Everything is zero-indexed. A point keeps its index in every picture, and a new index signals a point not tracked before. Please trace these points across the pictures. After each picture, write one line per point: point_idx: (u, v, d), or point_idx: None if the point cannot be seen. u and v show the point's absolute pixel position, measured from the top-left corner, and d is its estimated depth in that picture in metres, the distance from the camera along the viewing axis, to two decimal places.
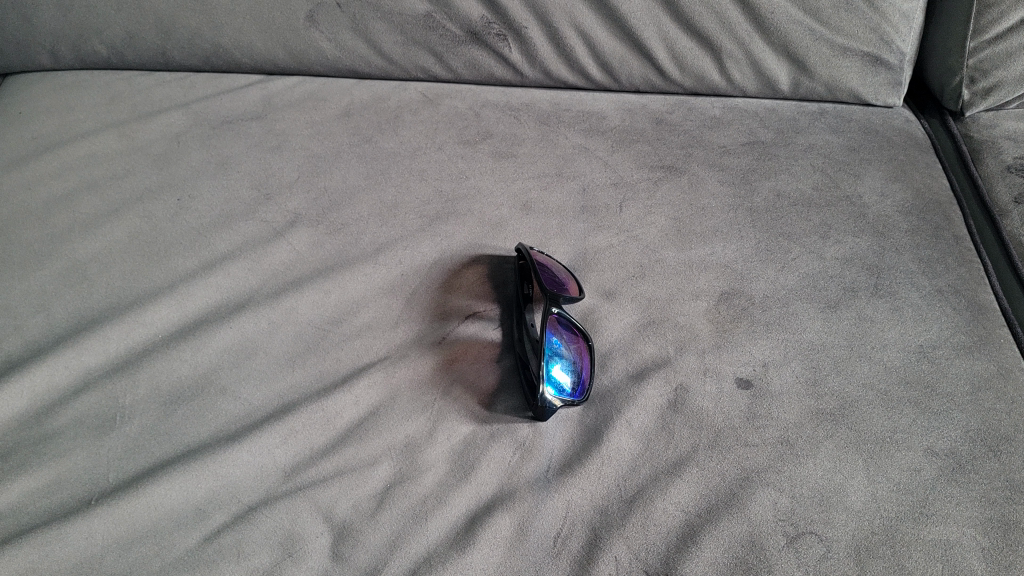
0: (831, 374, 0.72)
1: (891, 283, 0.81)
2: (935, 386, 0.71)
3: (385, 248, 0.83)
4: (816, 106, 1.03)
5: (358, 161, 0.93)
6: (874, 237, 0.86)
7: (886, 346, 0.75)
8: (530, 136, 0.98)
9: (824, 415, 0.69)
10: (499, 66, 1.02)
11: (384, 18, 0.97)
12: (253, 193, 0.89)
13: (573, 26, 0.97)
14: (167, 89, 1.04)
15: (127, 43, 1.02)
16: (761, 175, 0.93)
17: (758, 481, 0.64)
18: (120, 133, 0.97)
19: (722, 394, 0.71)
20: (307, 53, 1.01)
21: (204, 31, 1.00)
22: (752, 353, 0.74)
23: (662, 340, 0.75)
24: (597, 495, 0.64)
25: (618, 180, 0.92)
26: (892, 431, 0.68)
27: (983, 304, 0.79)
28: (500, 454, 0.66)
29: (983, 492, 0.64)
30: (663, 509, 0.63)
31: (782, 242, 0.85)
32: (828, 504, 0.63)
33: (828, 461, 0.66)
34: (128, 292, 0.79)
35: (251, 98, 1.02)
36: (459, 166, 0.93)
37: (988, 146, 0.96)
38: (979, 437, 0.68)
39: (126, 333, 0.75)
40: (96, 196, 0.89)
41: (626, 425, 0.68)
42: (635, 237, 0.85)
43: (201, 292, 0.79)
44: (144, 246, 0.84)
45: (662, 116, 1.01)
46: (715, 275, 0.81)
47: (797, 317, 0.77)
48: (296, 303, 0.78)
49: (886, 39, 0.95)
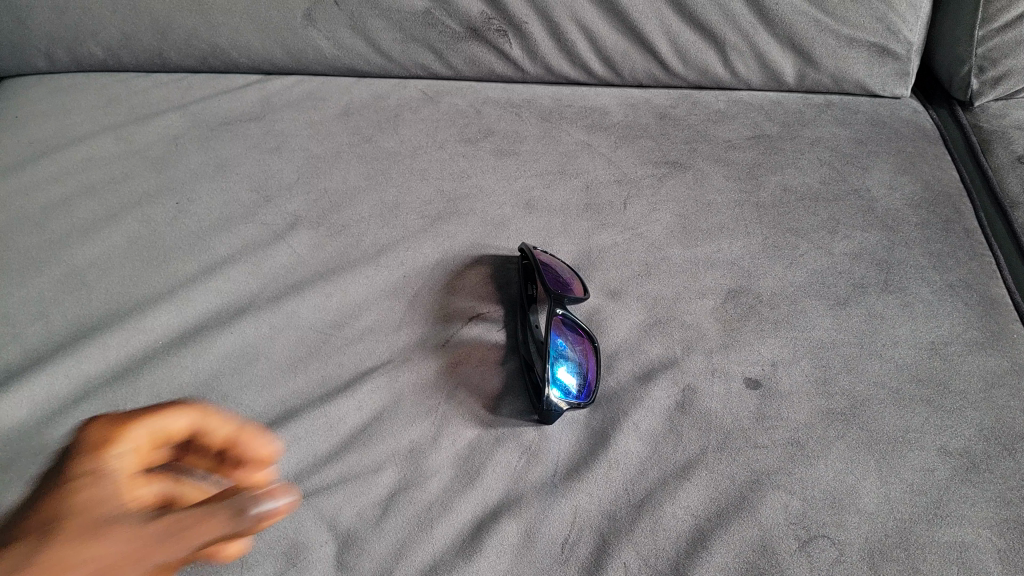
0: (842, 373, 0.71)
1: (901, 279, 0.79)
2: (947, 384, 0.70)
3: (386, 249, 0.82)
4: (822, 97, 1.01)
5: (358, 162, 0.92)
6: (882, 231, 0.84)
7: (897, 343, 0.74)
8: (531, 133, 0.96)
9: (835, 415, 0.68)
10: (499, 62, 1.01)
11: (383, 15, 0.96)
12: (252, 196, 0.88)
13: (574, 20, 0.95)
14: (163, 89, 1.02)
15: (123, 44, 1.01)
16: (767, 169, 0.91)
17: (768, 484, 0.63)
18: (116, 136, 0.95)
19: (731, 393, 0.70)
20: (304, 52, 1.00)
21: (201, 32, 0.99)
22: (761, 352, 0.73)
23: (669, 340, 0.74)
24: (603, 501, 0.63)
25: (621, 177, 0.90)
26: (904, 431, 0.67)
27: (995, 299, 0.78)
28: (506, 459, 0.65)
29: (998, 493, 0.63)
30: (672, 513, 0.62)
31: (788, 238, 0.83)
32: (840, 506, 0.62)
33: (838, 462, 0.65)
34: (128, 299, 0.78)
35: (249, 98, 1.01)
36: (460, 165, 0.92)
37: (998, 136, 0.94)
38: (993, 435, 0.67)
39: (126, 340, 0.74)
40: (94, 201, 0.87)
41: (632, 427, 0.67)
42: (640, 235, 0.84)
43: (200, 297, 0.78)
44: (143, 250, 0.82)
45: (665, 111, 0.99)
46: (722, 273, 0.80)
47: (805, 314, 0.76)
48: (297, 306, 0.77)
49: (893, 29, 0.94)
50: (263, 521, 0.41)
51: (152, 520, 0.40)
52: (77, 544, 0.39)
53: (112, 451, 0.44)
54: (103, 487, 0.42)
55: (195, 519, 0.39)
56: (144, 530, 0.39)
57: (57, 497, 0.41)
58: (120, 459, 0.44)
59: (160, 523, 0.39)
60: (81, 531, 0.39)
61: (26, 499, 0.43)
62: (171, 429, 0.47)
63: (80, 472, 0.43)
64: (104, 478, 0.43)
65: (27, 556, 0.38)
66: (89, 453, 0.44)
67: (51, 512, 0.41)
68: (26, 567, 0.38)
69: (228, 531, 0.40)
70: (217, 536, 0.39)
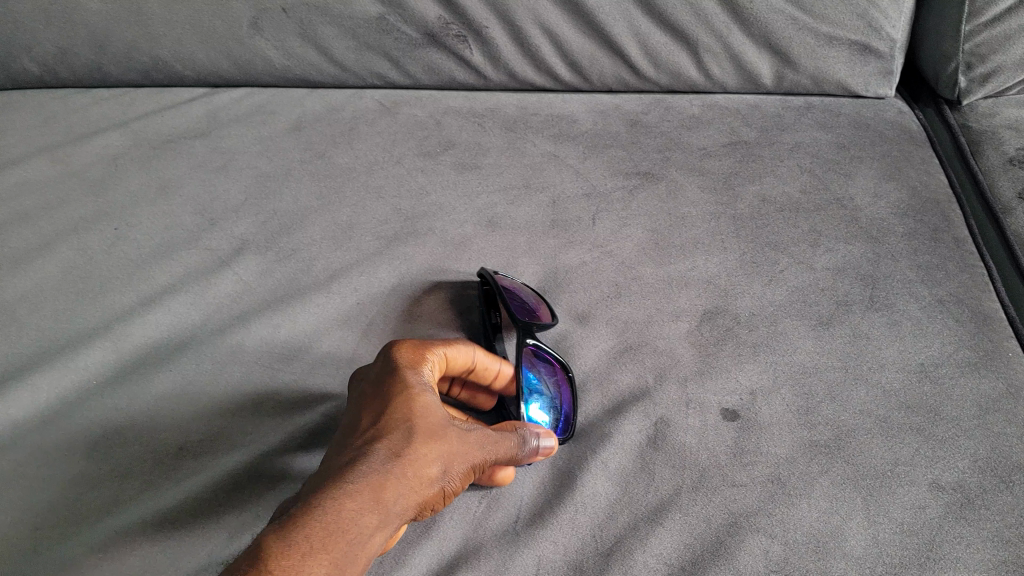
0: (824, 402, 0.66)
1: (887, 295, 0.74)
2: (938, 411, 0.65)
3: (338, 275, 0.77)
4: (802, 100, 0.97)
5: (310, 180, 0.87)
6: (867, 243, 0.79)
7: (884, 367, 0.69)
8: (495, 144, 0.91)
9: (819, 448, 0.63)
10: (461, 69, 0.95)
11: (334, 22, 0.91)
12: (195, 220, 0.83)
13: (537, 24, 0.90)
14: (104, 107, 0.97)
15: (59, 59, 0.95)
16: (744, 179, 0.86)
17: (746, 527, 0.58)
18: (53, 158, 0.89)
19: (707, 427, 0.64)
20: (253, 63, 0.95)
21: (141, 44, 0.93)
22: (739, 379, 0.68)
23: (641, 368, 0.69)
24: (569, 549, 0.57)
25: (590, 190, 0.85)
26: (893, 463, 0.62)
27: (988, 314, 0.73)
28: (465, 505, 0.60)
29: (996, 531, 0.58)
30: (643, 563, 0.56)
31: (767, 252, 0.78)
32: (825, 551, 0.56)
33: (823, 501, 0.59)
34: (58, 334, 0.72)
35: (195, 113, 0.96)
36: (419, 180, 0.87)
37: (988, 137, 0.90)
38: (989, 467, 0.62)
39: (57, 380, 0.67)
40: (27, 228, 0.81)
41: (601, 467, 0.62)
42: (610, 253, 0.79)
43: (138, 331, 0.72)
44: (77, 281, 0.76)
45: (636, 118, 0.94)
46: (697, 293, 0.75)
47: (785, 336, 0.71)
48: (242, 338, 0.71)
49: (875, 26, 0.89)
50: (538, 455, 0.57)
51: (472, 432, 0.55)
52: (432, 440, 0.53)
53: (425, 370, 0.58)
54: (429, 398, 0.56)
55: (497, 438, 0.55)
56: (469, 439, 0.54)
57: (401, 405, 0.55)
58: (430, 377, 0.58)
59: (478, 436, 0.55)
60: (429, 431, 0.53)
61: (355, 401, 0.58)
62: (455, 359, 0.61)
63: (415, 385, 0.56)
64: (428, 393, 0.56)
65: (399, 444, 0.52)
66: (413, 370, 0.57)
67: (402, 410, 0.54)
68: (402, 451, 0.52)
69: (516, 451, 0.57)
70: (511, 454, 0.56)
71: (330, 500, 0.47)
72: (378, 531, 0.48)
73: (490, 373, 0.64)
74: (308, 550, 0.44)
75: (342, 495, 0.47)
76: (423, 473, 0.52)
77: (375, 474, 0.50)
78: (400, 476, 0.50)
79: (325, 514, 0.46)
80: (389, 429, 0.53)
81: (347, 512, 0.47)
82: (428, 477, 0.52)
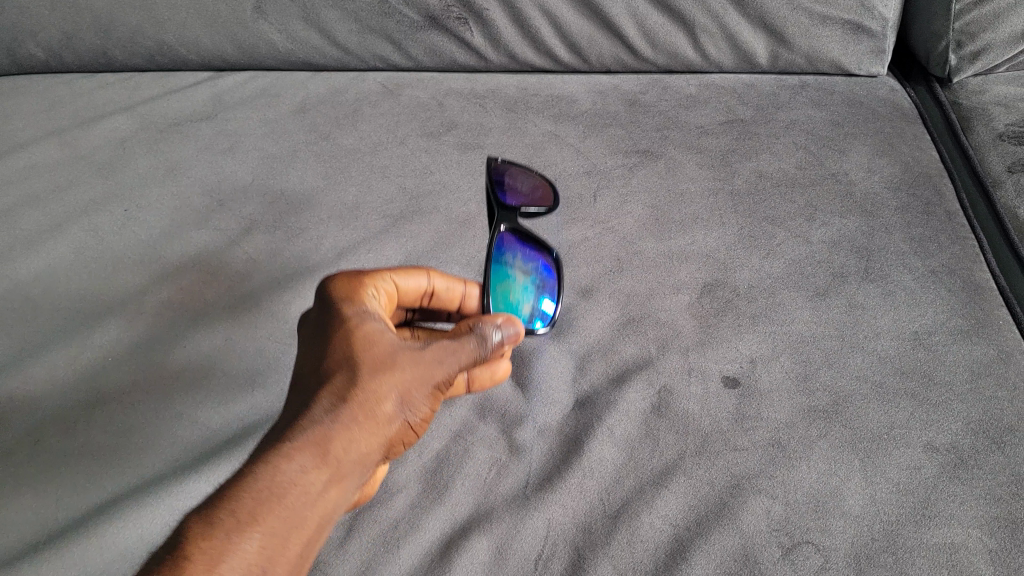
0: (822, 368, 0.68)
1: (882, 267, 0.76)
2: (932, 376, 0.68)
3: (346, 253, 0.78)
4: (796, 78, 0.98)
5: (315, 161, 0.88)
6: (862, 217, 0.81)
7: (879, 336, 0.71)
8: (496, 124, 0.93)
9: (817, 413, 0.65)
10: (462, 51, 0.97)
11: (336, 5, 0.93)
12: (204, 201, 0.84)
13: (536, 6, 0.92)
14: (110, 91, 0.98)
15: (65, 44, 0.97)
16: (740, 156, 0.88)
17: (748, 489, 0.60)
18: (61, 142, 0.91)
19: (709, 394, 0.66)
20: (257, 46, 0.96)
21: (146, 28, 0.95)
22: (739, 348, 0.70)
23: (643, 339, 0.71)
24: (577, 512, 0.59)
25: (590, 168, 0.87)
26: (888, 427, 0.64)
27: (979, 284, 0.75)
28: (475, 471, 0.62)
29: (988, 489, 0.60)
30: (650, 524, 0.58)
31: (765, 227, 0.80)
32: (824, 510, 0.59)
33: (822, 463, 0.62)
34: (73, 312, 0.73)
35: (199, 96, 0.97)
36: (422, 160, 0.88)
37: (977, 113, 0.92)
38: (981, 429, 0.64)
39: (74, 357, 0.69)
40: (38, 210, 0.83)
41: (607, 433, 0.64)
42: (611, 228, 0.80)
43: (151, 309, 0.73)
44: (89, 260, 0.78)
45: (634, 97, 0.96)
46: (697, 267, 0.77)
47: (784, 306, 0.73)
48: (254, 314, 0.73)
49: (868, 5, 0.92)
50: (505, 344, 0.54)
51: (427, 348, 0.52)
52: (379, 370, 0.50)
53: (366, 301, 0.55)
54: (372, 327, 0.53)
55: (453, 347, 0.52)
56: (422, 359, 0.51)
57: (343, 342, 0.52)
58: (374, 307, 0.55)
59: (432, 352, 0.51)
60: (376, 363, 0.50)
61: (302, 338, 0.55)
62: (404, 287, 0.61)
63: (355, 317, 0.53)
64: (371, 322, 0.53)
65: (344, 384, 0.49)
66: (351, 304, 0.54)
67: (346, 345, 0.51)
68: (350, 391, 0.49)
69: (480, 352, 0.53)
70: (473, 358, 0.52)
71: (266, 466, 0.45)
72: (327, 485, 0.47)
73: (455, 296, 0.65)
74: (243, 521, 0.43)
75: (279, 456, 0.46)
76: (376, 408, 0.49)
77: (320, 426, 0.48)
78: (347, 424, 0.48)
79: (260, 479, 0.45)
80: (333, 368, 0.50)
81: (285, 474, 0.45)
82: (382, 411, 0.49)
